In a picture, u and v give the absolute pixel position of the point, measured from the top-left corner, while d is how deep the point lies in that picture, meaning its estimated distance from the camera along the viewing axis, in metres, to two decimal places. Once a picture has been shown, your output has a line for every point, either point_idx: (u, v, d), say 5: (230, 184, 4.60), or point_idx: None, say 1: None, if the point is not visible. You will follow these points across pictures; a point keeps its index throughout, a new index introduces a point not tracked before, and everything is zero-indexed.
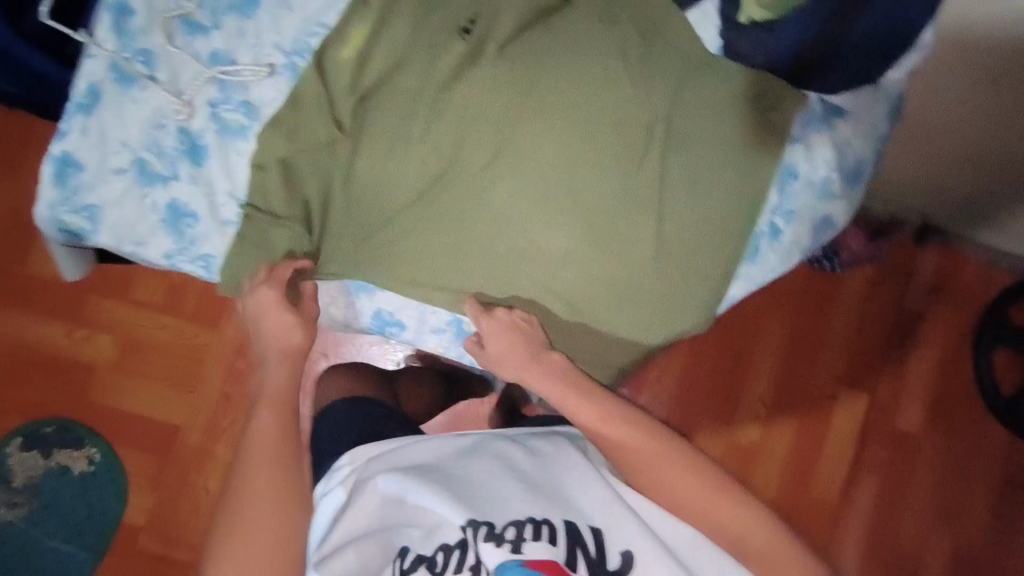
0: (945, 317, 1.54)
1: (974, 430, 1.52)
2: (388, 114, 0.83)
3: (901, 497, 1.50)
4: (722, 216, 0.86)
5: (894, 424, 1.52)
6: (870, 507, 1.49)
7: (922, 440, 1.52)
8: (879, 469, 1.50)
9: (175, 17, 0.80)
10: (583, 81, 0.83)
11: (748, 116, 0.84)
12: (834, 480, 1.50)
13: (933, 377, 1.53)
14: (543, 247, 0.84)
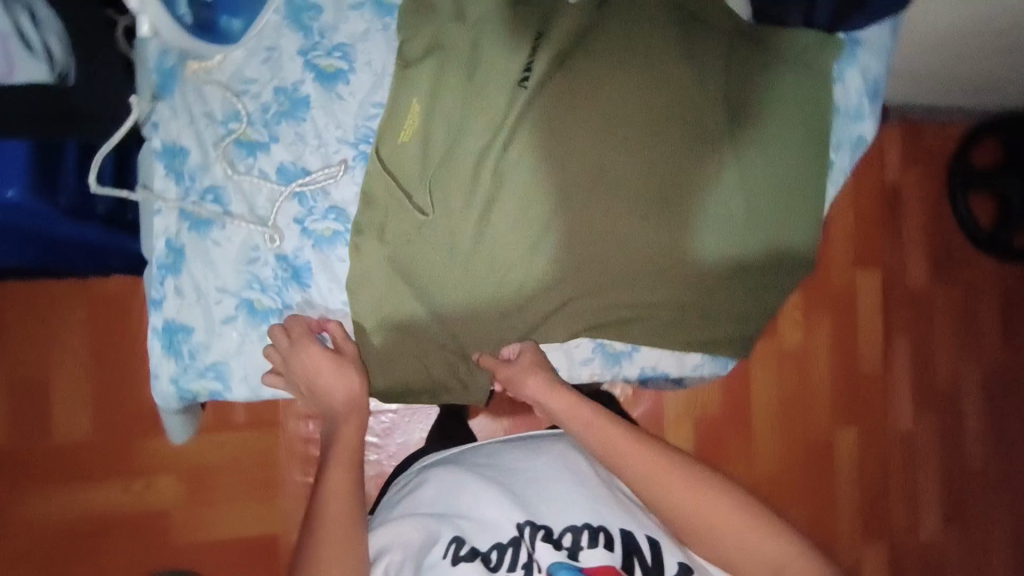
0: (920, 180, 1.65)
1: (970, 267, 1.69)
2: (468, 178, 0.81)
3: (931, 346, 1.67)
4: (798, 172, 0.89)
5: (908, 286, 1.66)
6: (907, 362, 1.66)
7: (934, 292, 1.67)
8: (906, 329, 1.66)
9: (229, 144, 0.75)
10: (640, 85, 0.84)
11: (795, 72, 0.88)
12: (877, 354, 1.63)
13: (928, 236, 1.66)
14: (657, 250, 0.85)
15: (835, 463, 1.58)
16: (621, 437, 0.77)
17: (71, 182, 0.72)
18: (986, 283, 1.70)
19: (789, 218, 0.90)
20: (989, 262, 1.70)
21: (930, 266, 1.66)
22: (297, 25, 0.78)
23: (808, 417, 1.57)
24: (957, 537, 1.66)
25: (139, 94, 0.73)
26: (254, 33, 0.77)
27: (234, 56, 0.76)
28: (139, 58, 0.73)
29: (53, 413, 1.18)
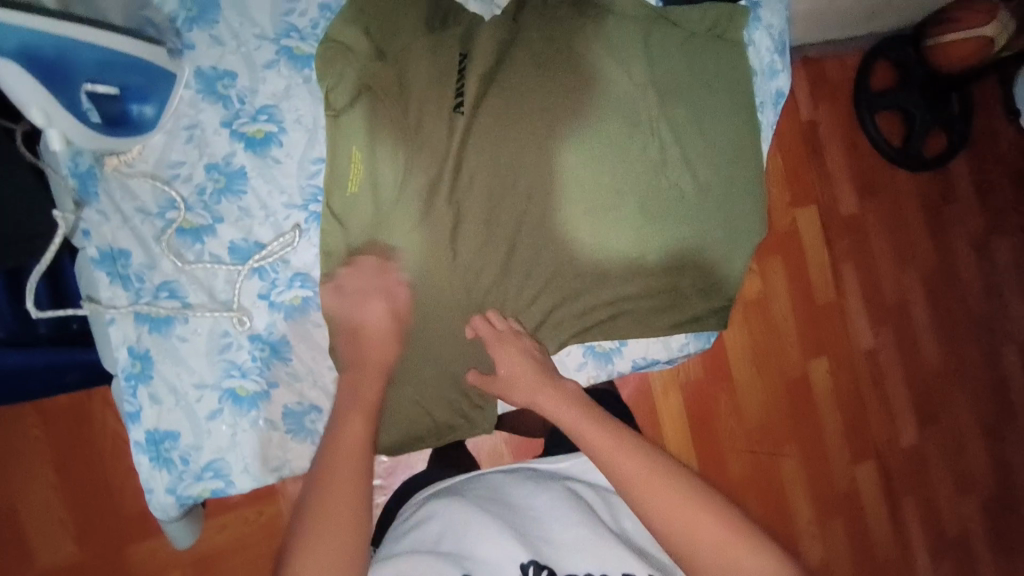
0: (830, 111, 1.71)
1: (891, 182, 1.77)
2: (417, 216, 0.79)
3: (871, 263, 1.75)
4: (733, 143, 0.92)
5: (841, 212, 1.72)
6: (856, 284, 1.73)
7: (865, 213, 1.74)
8: (849, 253, 1.72)
9: (171, 235, 0.71)
10: (568, 86, 0.84)
11: (709, 48, 0.91)
12: (830, 281, 1.69)
13: (848, 161, 1.72)
14: (621, 244, 0.86)
15: (814, 393, 1.66)
16: (614, 445, 0.71)
17: (5, 314, 0.69)
18: (911, 196, 1.78)
19: (738, 183, 0.92)
20: (908, 175, 1.78)
21: (858, 191, 1.73)
22: (213, 96, 0.74)
23: (782, 354, 1.63)
24: (930, 435, 1.77)
25: (59, 206, 0.67)
26: (170, 114, 0.72)
27: (154, 143, 0.72)
28: (49, 168, 0.67)
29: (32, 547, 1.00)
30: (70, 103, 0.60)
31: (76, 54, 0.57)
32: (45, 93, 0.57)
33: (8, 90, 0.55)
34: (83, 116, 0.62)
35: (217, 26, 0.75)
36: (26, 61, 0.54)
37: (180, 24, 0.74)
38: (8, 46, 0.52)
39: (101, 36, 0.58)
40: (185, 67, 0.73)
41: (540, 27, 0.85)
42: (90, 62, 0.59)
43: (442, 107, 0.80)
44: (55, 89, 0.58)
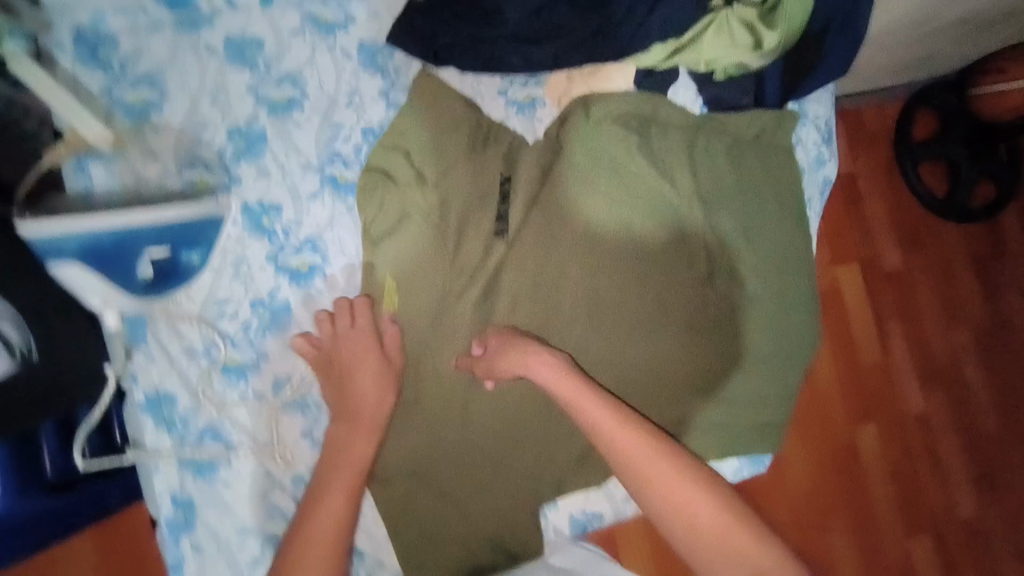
0: (870, 161, 1.56)
1: (935, 234, 1.60)
2: (455, 344, 0.77)
3: (919, 319, 1.58)
4: (784, 253, 0.87)
5: (884, 267, 1.56)
6: (903, 342, 1.56)
7: (910, 268, 1.58)
8: (895, 311, 1.56)
9: (217, 372, 0.72)
10: (616, 200, 0.81)
11: (760, 155, 0.87)
12: (878, 345, 1.54)
13: (892, 215, 1.57)
14: (650, 342, 0.82)
15: (866, 466, 1.48)
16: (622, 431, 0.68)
17: (54, 457, 0.70)
18: (961, 247, 1.61)
19: (790, 293, 0.87)
20: (953, 228, 1.61)
21: (899, 244, 1.57)
22: (259, 231, 0.74)
23: (826, 420, 1.48)
24: (993, 507, 1.54)
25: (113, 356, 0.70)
26: (217, 251, 0.73)
27: (200, 283, 0.73)
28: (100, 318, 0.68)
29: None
30: (130, 283, 0.64)
31: (122, 237, 0.61)
32: (101, 278, 0.62)
33: (74, 289, 0.61)
34: (143, 291, 0.66)
35: (263, 159, 0.75)
36: (81, 254, 0.60)
37: (228, 159, 0.74)
38: (69, 245, 0.59)
39: (148, 214, 0.61)
40: (232, 204, 0.73)
41: (581, 133, 0.80)
42: (138, 241, 0.62)
43: (482, 230, 0.79)
44: (112, 272, 0.62)
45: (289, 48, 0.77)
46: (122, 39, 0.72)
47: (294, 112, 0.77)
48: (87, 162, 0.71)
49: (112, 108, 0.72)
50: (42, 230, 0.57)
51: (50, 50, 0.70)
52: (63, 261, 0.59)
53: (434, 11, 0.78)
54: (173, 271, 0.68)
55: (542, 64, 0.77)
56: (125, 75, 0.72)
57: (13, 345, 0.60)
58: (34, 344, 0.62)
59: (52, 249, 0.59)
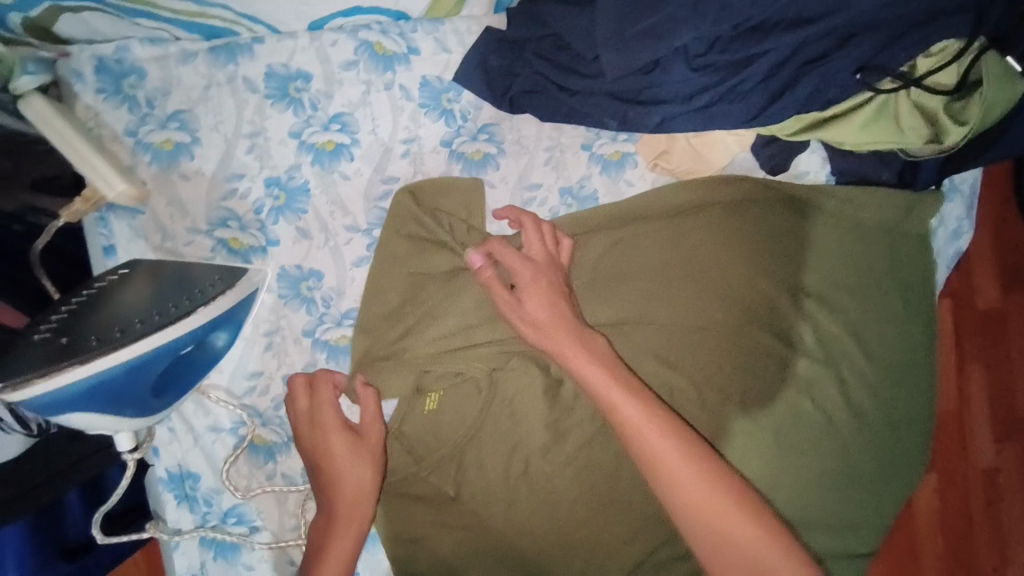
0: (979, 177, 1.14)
1: None
2: (498, 436, 0.68)
3: (1011, 384, 1.13)
4: (894, 356, 0.74)
5: (977, 305, 1.14)
6: (990, 398, 1.13)
7: (1010, 311, 1.14)
8: (985, 359, 1.14)
9: (245, 450, 0.67)
10: (686, 312, 0.65)
11: (885, 242, 0.73)
12: (953, 387, 1.14)
13: (999, 246, 1.14)
14: (744, 372, 0.65)
15: (917, 536, 1.12)
16: (668, 453, 0.57)
17: (80, 518, 0.66)
18: None
19: (895, 402, 0.75)
20: None
21: (1005, 283, 1.13)
22: (298, 300, 0.67)
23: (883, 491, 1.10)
24: None
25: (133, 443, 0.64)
26: (249, 320, 0.66)
27: (230, 354, 0.66)
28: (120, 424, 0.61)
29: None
30: (140, 408, 0.56)
31: (125, 374, 0.52)
32: (111, 416, 0.54)
33: (80, 426, 0.53)
34: (156, 407, 0.58)
35: (304, 217, 0.66)
36: (83, 403, 0.51)
37: (265, 215, 0.66)
38: (66, 400, 0.50)
39: (143, 345, 0.52)
40: (267, 270, 0.65)
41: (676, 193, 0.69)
42: (142, 371, 0.53)
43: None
44: (121, 408, 0.54)
45: (338, 85, 0.66)
46: (152, 70, 0.63)
47: (341, 161, 0.67)
48: (109, 215, 0.63)
49: (139, 150, 0.63)
50: (29, 395, 0.48)
51: (70, 82, 0.62)
52: (65, 413, 0.50)
53: (514, 50, 0.67)
54: (183, 372, 0.59)
55: (644, 126, 0.62)
56: (154, 114, 0.64)
57: (29, 419, 0.57)
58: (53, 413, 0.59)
59: (48, 407, 0.50)
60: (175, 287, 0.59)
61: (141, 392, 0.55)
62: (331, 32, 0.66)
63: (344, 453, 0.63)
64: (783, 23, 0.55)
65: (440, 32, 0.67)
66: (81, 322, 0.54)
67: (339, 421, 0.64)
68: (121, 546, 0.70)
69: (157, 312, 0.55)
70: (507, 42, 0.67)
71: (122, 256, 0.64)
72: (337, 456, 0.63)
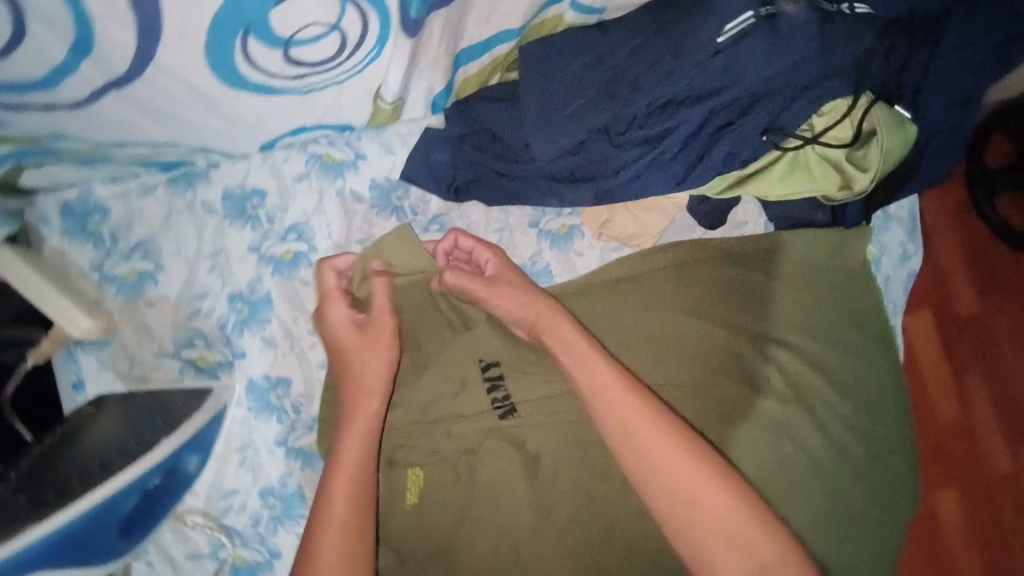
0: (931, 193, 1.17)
1: (1018, 274, 1.15)
2: (483, 521, 0.66)
3: (1009, 387, 1.13)
4: (864, 388, 0.76)
5: (958, 314, 1.15)
6: (990, 403, 1.13)
7: (991, 316, 1.15)
8: (978, 365, 1.14)
9: (226, 574, 0.65)
10: (653, 356, 0.68)
11: (829, 279, 0.75)
12: (954, 397, 1.13)
13: (965, 256, 1.16)
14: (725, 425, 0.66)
15: (945, 554, 1.09)
16: (646, 429, 0.57)
17: None
18: None
19: (876, 430, 0.75)
20: None
21: (984, 293, 1.15)
22: (267, 411, 0.67)
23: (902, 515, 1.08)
24: None
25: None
26: (220, 438, 0.66)
27: (203, 475, 0.66)
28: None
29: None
30: (107, 550, 0.56)
31: (91, 520, 0.53)
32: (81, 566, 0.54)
33: None
34: (124, 548, 0.58)
35: (269, 326, 0.68)
36: (49, 559, 0.50)
37: (230, 329, 0.67)
38: (35, 560, 0.49)
39: (110, 487, 0.54)
40: (235, 384, 0.67)
41: (623, 265, 0.72)
42: (108, 514, 0.54)
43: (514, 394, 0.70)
44: (87, 555, 0.54)
45: (292, 196, 0.70)
46: (113, 207, 0.67)
47: (300, 268, 0.69)
48: (78, 351, 0.66)
49: (104, 284, 0.66)
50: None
51: (37, 228, 0.65)
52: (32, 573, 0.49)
53: (455, 146, 0.71)
54: (154, 507, 0.60)
55: (580, 201, 0.66)
56: (118, 247, 0.67)
57: None
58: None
59: None
60: (141, 422, 0.61)
61: (109, 534, 0.56)
62: (282, 149, 0.70)
63: (353, 342, 0.63)
64: (690, 98, 0.60)
65: (384, 137, 0.72)
66: (45, 477, 0.56)
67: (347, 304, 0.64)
68: None
69: (121, 452, 0.57)
70: (450, 138, 0.71)
71: (91, 391, 0.66)
72: (347, 347, 0.62)
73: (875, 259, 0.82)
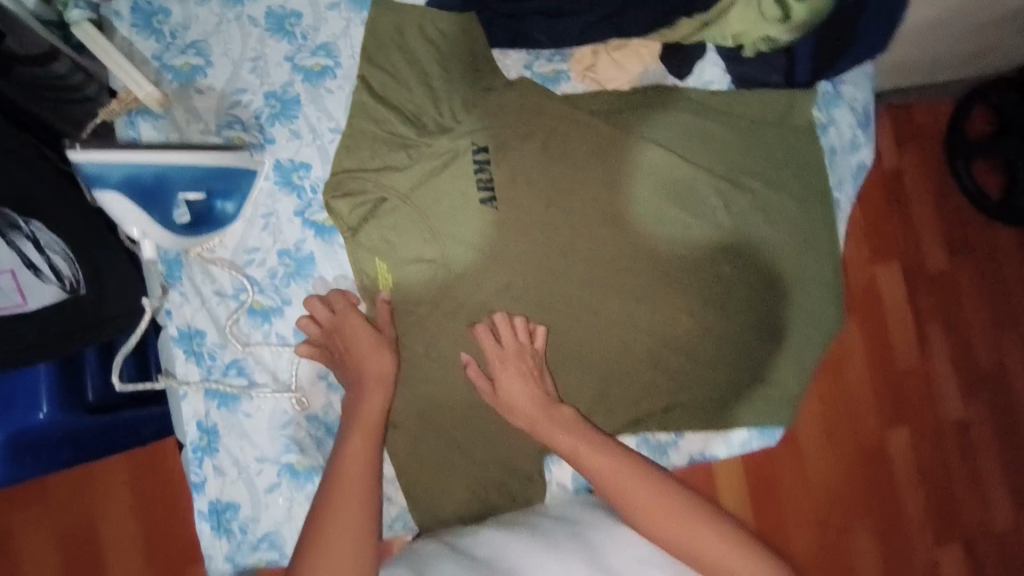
0: (917, 162, 1.52)
1: (986, 241, 1.53)
2: (465, 294, 0.84)
3: (968, 337, 1.51)
4: (803, 227, 0.90)
5: (926, 268, 1.50)
6: (946, 345, 1.50)
7: (956, 272, 1.51)
8: (938, 315, 1.49)
9: (243, 314, 0.78)
10: (608, 171, 0.85)
11: (780, 132, 0.89)
12: (917, 338, 1.48)
13: (938, 220, 1.51)
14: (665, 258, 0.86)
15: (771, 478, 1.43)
16: (648, 488, 0.71)
17: (96, 381, 0.77)
18: (1013, 255, 1.54)
19: (812, 264, 0.90)
20: (1008, 231, 1.54)
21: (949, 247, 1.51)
22: (289, 187, 0.80)
23: (857, 425, 1.44)
24: (1001, 498, 1.50)
25: (150, 293, 0.75)
26: (250, 202, 0.79)
27: (234, 229, 0.78)
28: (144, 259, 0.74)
29: (105, 562, 1.09)
30: (163, 216, 0.69)
31: (158, 174, 0.66)
32: (140, 212, 0.67)
33: (119, 218, 0.66)
34: (176, 225, 0.71)
35: (296, 121, 0.81)
36: (125, 188, 0.65)
37: (263, 120, 0.80)
38: (112, 177, 0.63)
39: (162, 155, 0.66)
40: (265, 161, 0.79)
41: (610, 103, 0.87)
42: (169, 179, 0.67)
43: (493, 180, 0.84)
44: (151, 207, 0.67)
45: (324, 21, 0.83)
46: (175, 10, 0.80)
47: (327, 79, 0.82)
48: (138, 119, 0.77)
49: (163, 72, 0.79)
50: (87, 160, 0.61)
51: (110, 21, 0.79)
52: (106, 189, 0.63)
53: None
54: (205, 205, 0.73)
55: (569, 37, 0.86)
56: (176, 43, 0.80)
57: (65, 276, 0.69)
58: (84, 280, 0.71)
59: (97, 179, 0.63)
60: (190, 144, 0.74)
61: (172, 199, 0.69)
62: None
63: (369, 342, 0.75)
64: None
65: None
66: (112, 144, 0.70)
67: (365, 322, 0.76)
68: (122, 412, 0.80)
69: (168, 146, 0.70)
70: None
71: None
72: (361, 345, 0.75)
73: (823, 125, 0.95)
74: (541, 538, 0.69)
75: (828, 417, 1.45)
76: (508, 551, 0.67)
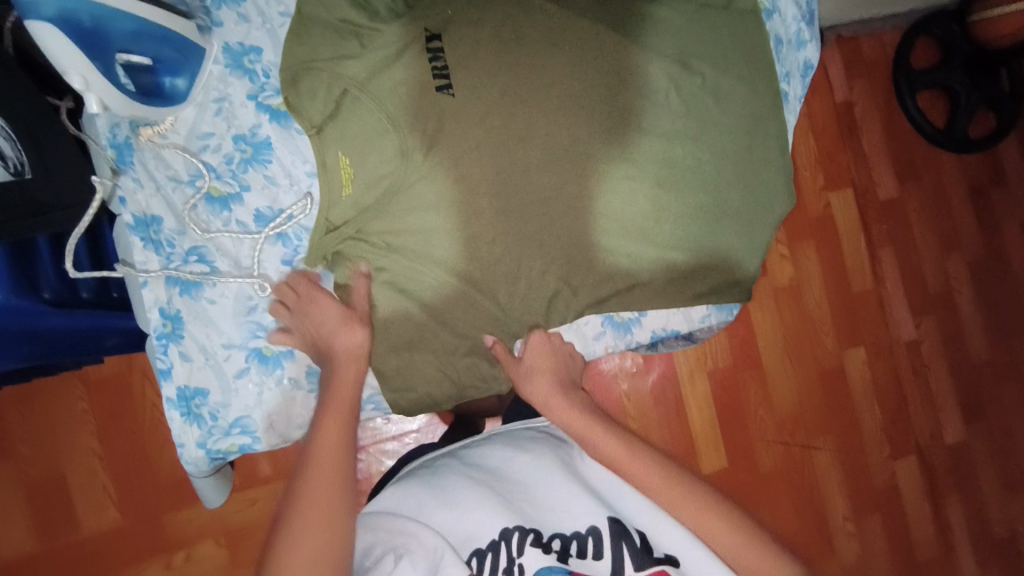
0: (866, 89, 1.55)
1: (932, 165, 1.60)
2: (427, 193, 0.80)
3: (917, 254, 1.58)
4: (749, 115, 0.93)
5: (877, 196, 1.56)
6: (895, 263, 1.56)
7: (905, 199, 1.58)
8: (889, 240, 1.56)
9: (201, 200, 0.78)
10: (564, 52, 0.83)
11: (724, 21, 0.93)
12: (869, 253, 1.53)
13: (885, 145, 1.56)
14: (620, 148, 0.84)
15: (744, 410, 1.43)
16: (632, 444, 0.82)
17: (51, 278, 0.75)
18: (954, 176, 1.62)
19: (760, 154, 0.94)
20: (952, 157, 1.61)
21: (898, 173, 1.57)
22: (241, 71, 0.80)
23: (816, 342, 1.48)
24: (949, 411, 1.59)
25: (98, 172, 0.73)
26: (201, 88, 0.79)
27: (186, 116, 0.79)
28: (89, 138, 0.74)
29: (72, 512, 1.07)
30: (104, 62, 0.66)
31: (100, 17, 0.63)
32: (80, 54, 0.63)
33: (57, 61, 0.63)
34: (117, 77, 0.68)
35: (244, 5, 0.81)
36: (63, 24, 0.61)
37: (210, 3, 0.80)
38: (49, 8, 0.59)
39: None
40: (213, 44, 0.79)
41: None
42: (111, 23, 0.64)
43: (450, 65, 0.80)
44: (92, 52, 0.64)
45: None
46: None
47: None
48: None
49: None
50: None
51: None
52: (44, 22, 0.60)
53: None
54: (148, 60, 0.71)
55: None
56: None
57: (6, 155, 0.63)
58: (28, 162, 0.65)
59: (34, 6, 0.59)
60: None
61: (113, 52, 0.67)
62: None
63: (339, 320, 0.77)
64: None
65: None
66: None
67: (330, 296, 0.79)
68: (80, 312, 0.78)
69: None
70: None
71: None
72: (332, 323, 0.77)
73: (767, 10, 0.98)
74: (540, 454, 0.86)
75: (790, 335, 1.47)
76: (515, 465, 0.85)
